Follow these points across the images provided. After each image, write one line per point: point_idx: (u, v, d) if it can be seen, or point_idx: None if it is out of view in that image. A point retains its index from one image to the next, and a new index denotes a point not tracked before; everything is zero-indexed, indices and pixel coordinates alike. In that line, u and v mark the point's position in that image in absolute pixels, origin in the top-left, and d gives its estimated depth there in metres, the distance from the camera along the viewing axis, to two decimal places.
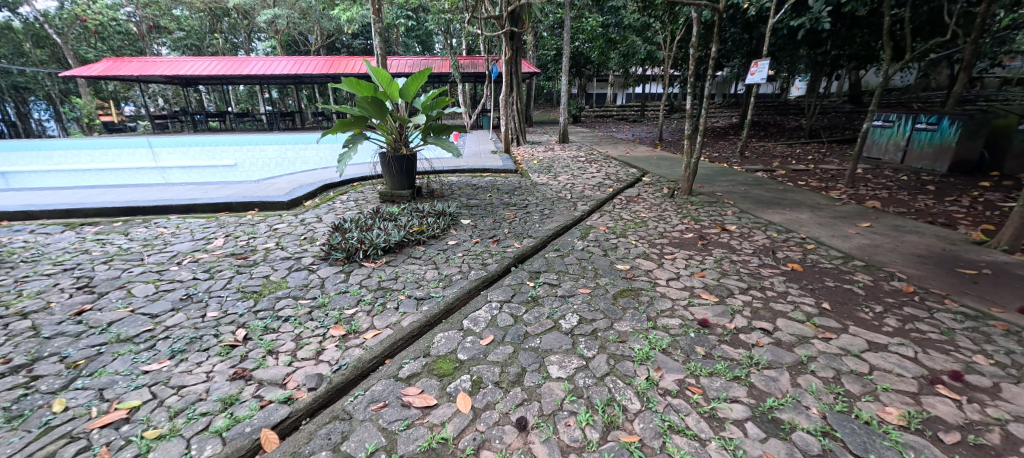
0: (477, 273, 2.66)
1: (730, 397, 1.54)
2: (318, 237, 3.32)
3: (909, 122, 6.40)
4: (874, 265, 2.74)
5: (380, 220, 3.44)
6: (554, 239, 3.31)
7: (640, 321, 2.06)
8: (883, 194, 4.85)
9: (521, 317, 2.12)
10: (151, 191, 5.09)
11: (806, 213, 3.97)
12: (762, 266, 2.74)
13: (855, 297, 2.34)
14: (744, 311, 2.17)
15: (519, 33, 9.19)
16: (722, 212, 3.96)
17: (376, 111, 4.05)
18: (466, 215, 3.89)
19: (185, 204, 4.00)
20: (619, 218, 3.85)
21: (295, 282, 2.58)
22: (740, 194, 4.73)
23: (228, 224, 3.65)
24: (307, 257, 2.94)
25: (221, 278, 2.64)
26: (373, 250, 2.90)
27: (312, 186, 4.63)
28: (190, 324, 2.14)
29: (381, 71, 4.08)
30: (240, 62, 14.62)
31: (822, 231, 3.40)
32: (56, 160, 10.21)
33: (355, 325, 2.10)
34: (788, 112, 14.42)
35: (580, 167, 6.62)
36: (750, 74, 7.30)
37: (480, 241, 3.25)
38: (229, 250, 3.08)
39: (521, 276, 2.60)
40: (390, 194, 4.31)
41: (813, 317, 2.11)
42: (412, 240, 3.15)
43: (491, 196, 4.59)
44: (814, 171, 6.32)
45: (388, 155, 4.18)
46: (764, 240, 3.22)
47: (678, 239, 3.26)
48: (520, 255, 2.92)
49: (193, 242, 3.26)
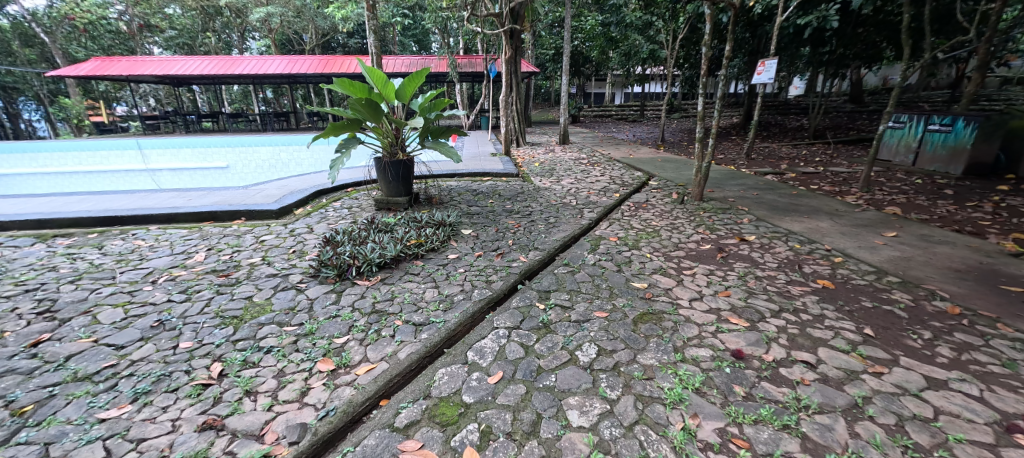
0: (481, 293, 2.44)
1: (782, 453, 1.31)
2: (308, 250, 3.08)
3: (922, 123, 6.25)
4: (911, 281, 2.53)
5: (376, 231, 3.20)
6: (562, 251, 3.08)
7: (667, 352, 1.83)
8: (901, 199, 4.65)
9: (532, 347, 1.89)
10: (134, 197, 4.83)
11: (826, 220, 3.76)
12: (791, 283, 2.52)
13: (898, 321, 2.12)
14: (780, 339, 1.94)
15: (519, 31, 8.79)
16: (737, 220, 3.74)
17: (371, 114, 3.79)
18: (467, 224, 3.65)
19: (166, 213, 3.75)
20: (630, 227, 3.63)
21: (281, 305, 2.33)
22: (753, 199, 4.51)
23: (211, 235, 3.40)
24: (295, 274, 2.69)
25: (200, 300, 2.39)
26: (367, 267, 2.67)
27: (303, 193, 4.38)
28: (159, 358, 1.90)
29: (376, 71, 3.84)
30: (233, 61, 14.30)
31: (848, 242, 3.18)
32: (41, 163, 9.93)
33: (346, 358, 1.87)
34: (790, 112, 14.22)
35: (583, 170, 6.42)
36: (758, 74, 7.11)
37: (482, 254, 3.01)
38: (210, 266, 2.83)
39: (530, 296, 2.37)
40: (386, 202, 4.07)
41: (857, 346, 1.89)
42: (410, 254, 2.91)
43: (493, 203, 4.36)
44: (825, 173, 6.14)
45: (383, 161, 3.93)
46: (787, 252, 3.01)
47: (695, 252, 3.04)
48: (526, 271, 2.70)
49: (172, 257, 3.00)
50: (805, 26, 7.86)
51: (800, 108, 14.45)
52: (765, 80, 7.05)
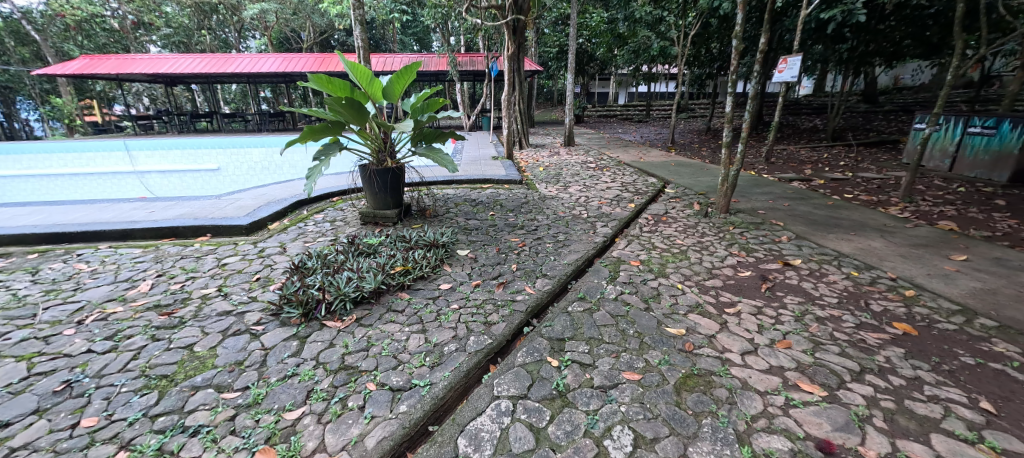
0: (478, 340, 1.96)
1: None
2: (275, 277, 2.61)
3: (960, 126, 5.75)
4: (1012, 326, 2.03)
5: (355, 255, 2.73)
6: (574, 280, 2.61)
7: (730, 444, 1.34)
8: (951, 212, 4.15)
9: (545, 432, 1.41)
10: (97, 207, 4.33)
11: (877, 238, 3.27)
12: (861, 329, 2.03)
13: (1021, 389, 1.62)
14: (875, 419, 1.46)
15: (523, 25, 8.25)
16: (774, 239, 3.25)
17: (354, 116, 3.30)
18: (463, 243, 3.17)
19: (121, 229, 3.27)
20: (651, 247, 3.14)
21: (226, 358, 1.86)
22: (787, 212, 4.01)
23: (167, 257, 2.93)
24: (253, 312, 2.21)
25: (128, 350, 1.93)
26: (339, 304, 2.19)
27: (280, 204, 3.90)
28: (48, 445, 1.41)
29: (360, 66, 3.35)
30: (225, 59, 13.80)
31: (913, 269, 2.69)
32: (25, 163, 9.52)
33: (296, 445, 1.39)
34: (803, 112, 13.68)
35: (591, 176, 5.94)
36: (780, 72, 6.58)
37: (481, 284, 2.53)
38: (153, 300, 2.36)
39: (539, 348, 1.88)
40: (372, 215, 3.59)
41: (983, 433, 1.40)
42: (394, 286, 2.42)
43: (494, 216, 3.87)
44: (855, 179, 5.63)
45: (369, 168, 3.46)
46: (844, 282, 2.52)
47: (734, 281, 2.55)
48: (533, 308, 2.23)
49: (112, 286, 2.53)
50: (828, 21, 7.29)
51: (813, 108, 13.89)
52: (788, 79, 6.51)
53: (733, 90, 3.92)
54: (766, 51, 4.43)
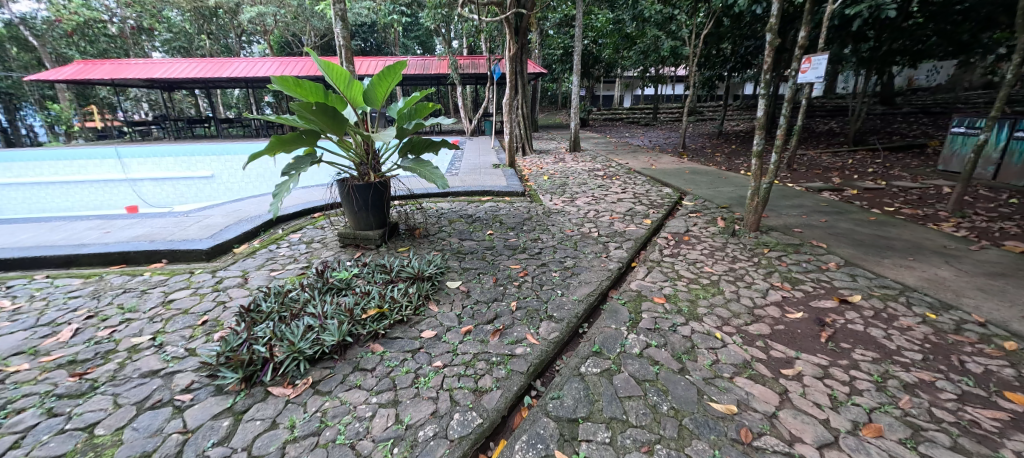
0: (465, 421, 1.49)
1: None
2: (225, 320, 2.16)
3: (1007, 130, 5.22)
4: None
5: (323, 292, 2.29)
6: (585, 324, 2.14)
7: None
8: (1013, 228, 3.64)
9: None
10: (56, 225, 3.86)
11: (942, 264, 2.78)
12: (967, 403, 1.55)
13: None
14: None
15: (526, 25, 7.80)
16: (820, 266, 2.77)
17: (329, 124, 2.85)
18: (455, 272, 2.72)
19: (64, 256, 2.86)
20: (676, 277, 2.67)
21: (132, 448, 1.40)
22: (826, 229, 3.53)
23: (107, 292, 2.49)
24: (186, 374, 1.77)
25: (10, 432, 1.48)
26: (292, 363, 1.75)
27: (251, 224, 3.46)
28: None
29: (335, 66, 2.89)
30: (222, 63, 13.54)
31: (1004, 309, 2.19)
32: (15, 172, 9.23)
33: None
34: (818, 114, 13.16)
35: (600, 185, 5.48)
36: (803, 72, 6.02)
37: (471, 330, 2.06)
38: (70, 354, 1.92)
39: (544, 435, 1.41)
40: (353, 237, 3.15)
41: None
42: (365, 335, 1.97)
43: (492, 235, 3.42)
44: (892, 189, 5.12)
45: (348, 184, 3.02)
46: (924, 330, 2.02)
47: (786, 328, 2.06)
48: (536, 367, 1.77)
49: (27, 334, 2.08)
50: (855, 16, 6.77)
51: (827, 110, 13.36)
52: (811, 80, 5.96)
53: (765, 92, 3.42)
54: (803, 47, 3.91)
